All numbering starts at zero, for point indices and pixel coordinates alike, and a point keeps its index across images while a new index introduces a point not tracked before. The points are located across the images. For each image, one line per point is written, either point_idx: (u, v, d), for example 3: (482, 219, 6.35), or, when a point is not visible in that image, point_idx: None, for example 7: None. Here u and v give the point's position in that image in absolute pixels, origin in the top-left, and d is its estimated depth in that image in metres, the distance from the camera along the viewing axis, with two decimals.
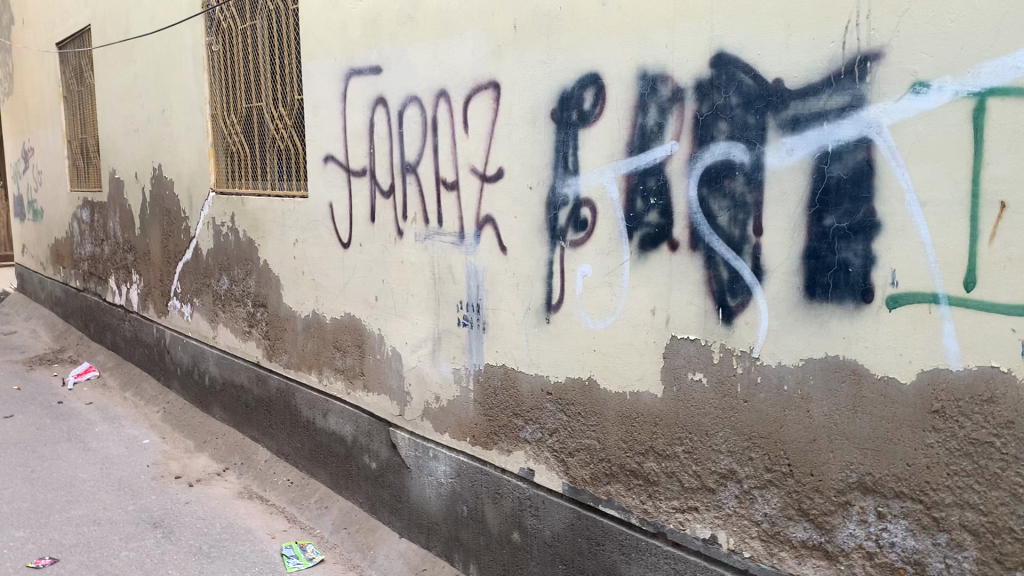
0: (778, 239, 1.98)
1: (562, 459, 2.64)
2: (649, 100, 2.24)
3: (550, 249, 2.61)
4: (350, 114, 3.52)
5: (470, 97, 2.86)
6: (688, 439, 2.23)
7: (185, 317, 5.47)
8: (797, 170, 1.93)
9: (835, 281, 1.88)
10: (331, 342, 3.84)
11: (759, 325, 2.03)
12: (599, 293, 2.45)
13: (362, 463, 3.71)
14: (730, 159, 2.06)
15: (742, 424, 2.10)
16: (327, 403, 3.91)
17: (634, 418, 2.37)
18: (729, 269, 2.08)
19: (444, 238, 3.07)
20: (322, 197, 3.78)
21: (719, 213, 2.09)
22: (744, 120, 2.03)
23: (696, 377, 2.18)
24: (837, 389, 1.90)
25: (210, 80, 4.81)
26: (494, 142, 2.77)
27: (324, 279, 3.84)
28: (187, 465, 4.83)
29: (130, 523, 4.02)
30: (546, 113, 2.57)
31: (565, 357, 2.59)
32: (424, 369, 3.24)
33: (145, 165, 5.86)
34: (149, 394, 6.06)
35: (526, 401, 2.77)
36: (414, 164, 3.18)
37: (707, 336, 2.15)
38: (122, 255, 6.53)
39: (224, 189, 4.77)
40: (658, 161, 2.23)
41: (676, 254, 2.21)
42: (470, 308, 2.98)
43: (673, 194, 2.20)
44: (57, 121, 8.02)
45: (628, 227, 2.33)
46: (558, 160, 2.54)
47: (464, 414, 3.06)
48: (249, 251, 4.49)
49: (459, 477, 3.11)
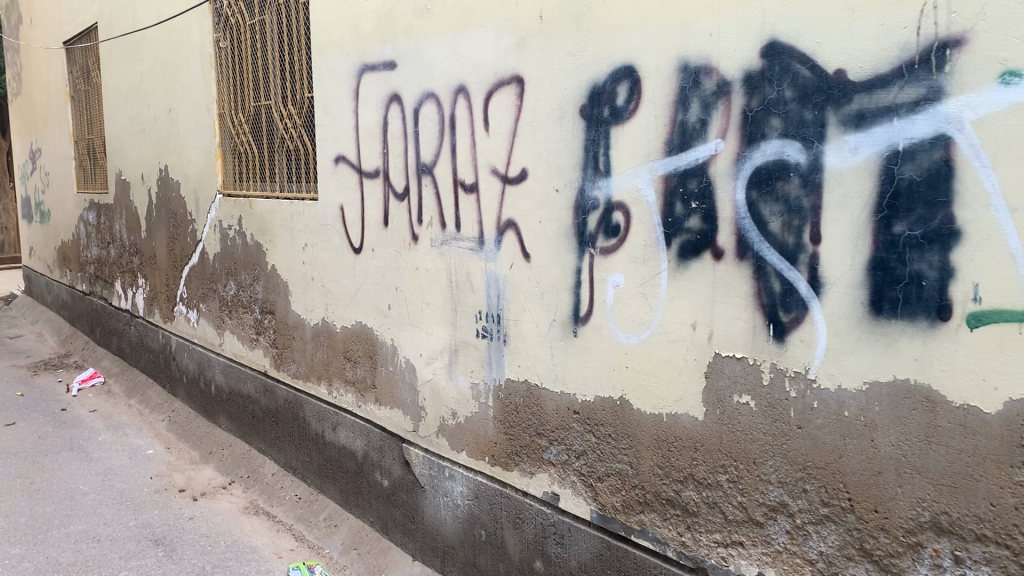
0: (838, 248, 1.78)
1: (590, 484, 2.45)
2: (691, 94, 2.04)
3: (578, 257, 2.41)
4: (363, 112, 3.34)
5: (492, 93, 2.66)
6: (733, 467, 2.03)
7: (192, 323, 5.30)
8: (862, 171, 1.72)
9: (906, 296, 1.67)
10: (342, 352, 3.65)
11: (816, 343, 1.83)
12: (632, 305, 2.25)
13: (374, 481, 3.52)
14: (783, 158, 1.86)
15: (795, 452, 1.89)
16: (337, 416, 3.72)
17: (671, 442, 2.18)
18: (782, 281, 1.88)
19: (462, 244, 2.87)
20: (333, 200, 3.59)
21: (770, 219, 1.90)
22: (801, 116, 1.83)
23: (743, 399, 1.99)
24: (907, 417, 1.69)
25: (218, 78, 4.63)
26: (518, 141, 2.58)
27: (334, 286, 3.65)
28: (192, 477, 4.65)
29: (130, 540, 3.84)
30: (574, 108, 2.37)
31: (594, 373, 2.40)
32: (440, 384, 3.04)
33: (151, 166, 5.69)
34: (155, 401, 5.88)
35: (550, 420, 2.57)
36: (430, 165, 2.99)
37: (756, 355, 1.95)
38: (128, 258, 6.37)
39: (231, 191, 4.58)
40: (701, 161, 2.03)
41: (721, 263, 2.01)
42: (489, 319, 2.78)
43: (717, 197, 2.00)
44: (64, 121, 7.88)
45: (665, 233, 2.13)
46: (588, 160, 2.34)
47: (482, 432, 2.86)
48: (257, 256, 4.31)
49: (477, 499, 2.91)
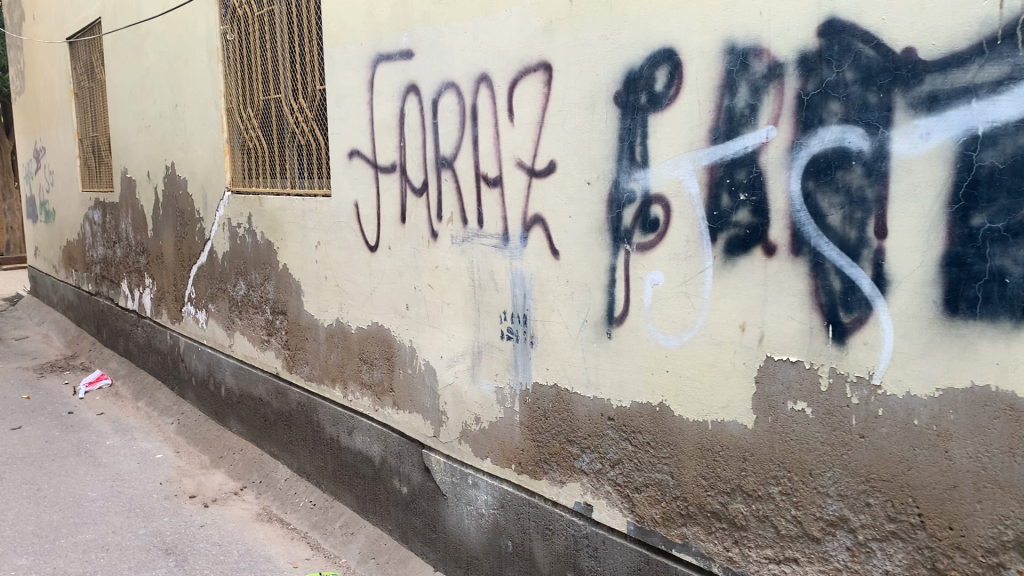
0: (907, 244, 1.63)
1: (626, 495, 2.31)
2: (739, 78, 1.90)
3: (612, 253, 2.27)
4: (378, 104, 3.20)
5: (517, 81, 2.52)
6: (787, 478, 1.89)
7: (200, 325, 5.17)
8: (934, 158, 1.58)
9: (986, 294, 1.53)
10: (357, 354, 3.51)
11: (881, 346, 1.69)
12: (672, 305, 2.11)
13: (392, 488, 3.39)
14: (844, 145, 1.72)
15: (857, 464, 1.75)
16: (353, 420, 3.59)
17: (717, 451, 2.04)
18: (843, 278, 1.74)
19: (485, 240, 2.73)
20: (347, 196, 3.45)
21: (829, 211, 1.75)
22: (863, 99, 1.68)
23: (798, 407, 1.85)
24: (987, 427, 1.55)
25: (225, 72, 4.50)
26: (545, 132, 2.44)
27: (349, 285, 3.52)
28: (203, 483, 4.52)
29: (141, 550, 3.71)
30: (608, 96, 2.23)
31: (630, 377, 2.26)
32: (462, 387, 2.91)
33: (157, 164, 5.57)
34: (163, 404, 5.76)
35: (582, 426, 2.43)
36: (450, 158, 2.85)
37: (812, 359, 1.81)
38: (135, 258, 6.24)
39: (240, 188, 4.45)
40: (750, 150, 1.89)
41: (773, 260, 1.87)
42: (515, 319, 2.64)
43: (770, 188, 1.87)
44: (68, 119, 7.76)
45: (711, 228, 1.99)
46: (623, 151, 2.20)
47: (508, 439, 2.72)
48: (267, 254, 4.17)
49: (503, 508, 2.78)
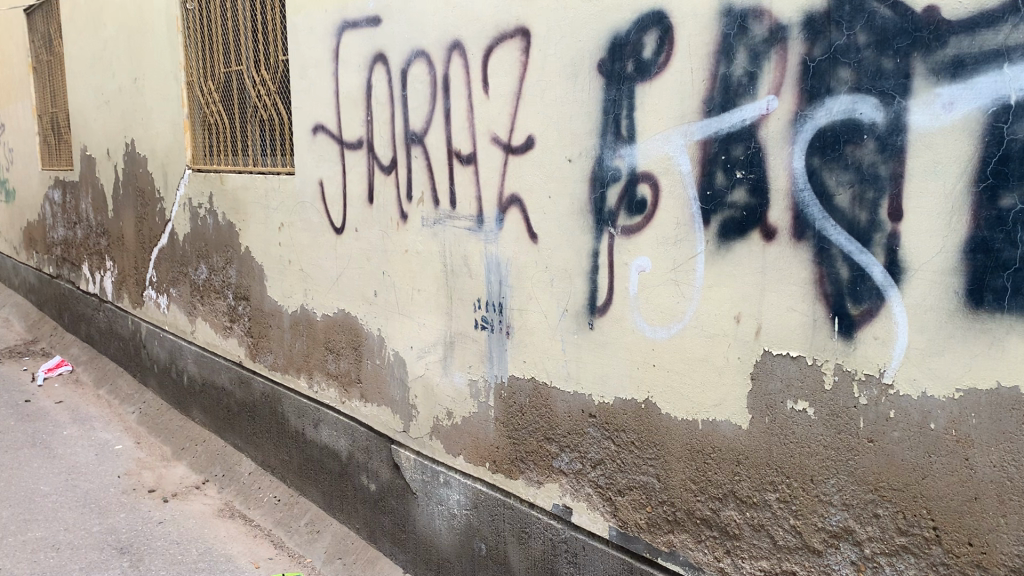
0: (926, 228, 1.46)
1: (609, 498, 2.14)
2: (736, 43, 1.72)
3: (595, 237, 2.08)
4: (344, 76, 2.98)
5: (492, 48, 2.32)
6: (786, 485, 1.72)
7: (162, 309, 4.94)
8: (959, 132, 1.40)
9: (1016, 284, 1.36)
10: (323, 342, 3.31)
11: (894, 340, 1.52)
12: (660, 293, 1.93)
13: (360, 484, 3.20)
14: (855, 118, 1.54)
15: (865, 470, 1.59)
16: (319, 412, 3.39)
17: (708, 453, 1.87)
18: (851, 266, 1.57)
19: (457, 222, 2.54)
20: (312, 174, 3.24)
21: (837, 191, 1.58)
22: (878, 65, 1.50)
23: (798, 407, 1.68)
24: (1015, 433, 1.38)
25: (185, 44, 4.25)
26: (522, 104, 2.24)
27: (314, 270, 3.31)
28: (163, 476, 4.31)
29: (93, 549, 3.50)
30: (590, 64, 2.03)
31: (613, 371, 2.08)
32: (433, 380, 2.72)
33: (117, 141, 5.30)
34: (125, 392, 5.52)
35: (562, 423, 2.26)
36: (420, 133, 2.65)
37: (816, 354, 1.64)
38: (95, 239, 5.97)
39: (201, 166, 4.21)
40: (748, 123, 1.71)
41: (772, 245, 1.69)
42: (490, 307, 2.45)
43: (769, 165, 1.69)
44: (27, 94, 7.45)
45: (703, 209, 1.81)
46: (607, 125, 2.01)
47: (482, 435, 2.54)
48: (229, 236, 3.95)
49: (476, 509, 2.60)
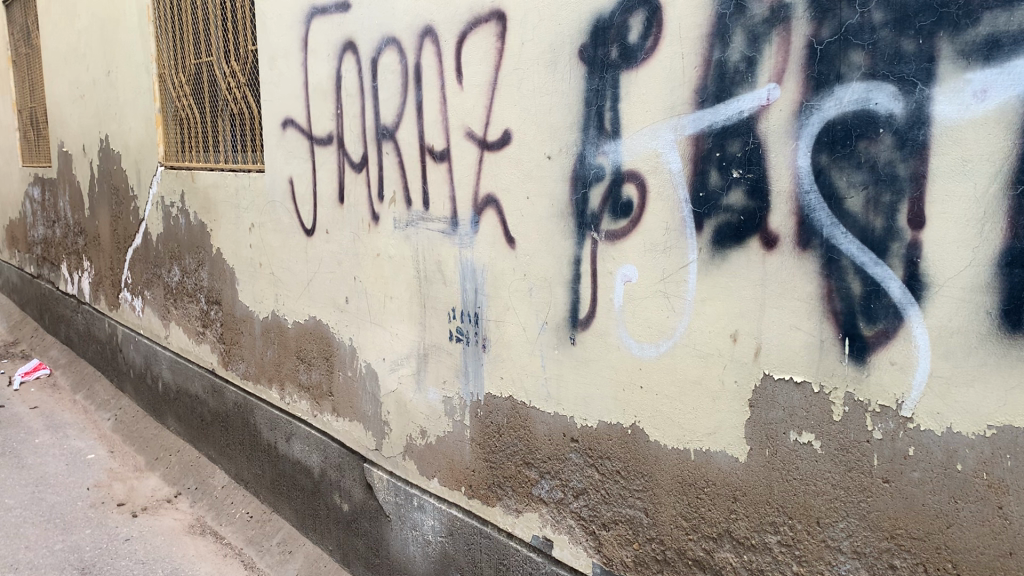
0: (952, 237, 1.25)
1: (592, 532, 1.93)
2: (733, 23, 1.51)
3: (577, 243, 1.87)
4: (313, 66, 2.77)
5: (465, 34, 2.10)
6: (789, 527, 1.52)
7: (137, 312, 4.74)
8: (993, 125, 1.20)
9: None
10: (294, 351, 3.11)
11: (915, 367, 1.31)
12: (647, 307, 1.72)
13: (332, 503, 3.00)
14: (870, 109, 1.33)
15: (879, 515, 1.38)
16: (291, 425, 3.19)
17: (702, 487, 1.66)
18: (864, 280, 1.36)
19: (430, 225, 2.33)
20: (282, 171, 3.03)
21: (848, 193, 1.37)
22: (896, 47, 1.29)
23: (802, 439, 1.47)
24: None
25: (157, 34, 4.04)
26: (498, 95, 2.03)
27: (285, 274, 3.10)
28: (135, 488, 4.11)
29: (53, 569, 3.29)
30: (571, 50, 1.82)
31: (597, 392, 1.87)
32: (406, 395, 2.51)
33: (92, 136, 5.09)
34: (102, 397, 5.32)
35: (542, 448, 2.05)
36: (391, 127, 2.44)
37: (823, 380, 1.43)
38: (72, 238, 5.77)
39: (173, 163, 4.00)
40: (746, 115, 1.50)
41: (773, 254, 1.49)
42: (465, 318, 2.25)
43: (770, 163, 1.48)
44: (8, 89, 7.24)
45: (696, 212, 1.61)
46: (590, 117, 1.80)
47: (457, 457, 2.34)
48: (201, 237, 3.75)
49: (452, 536, 2.39)
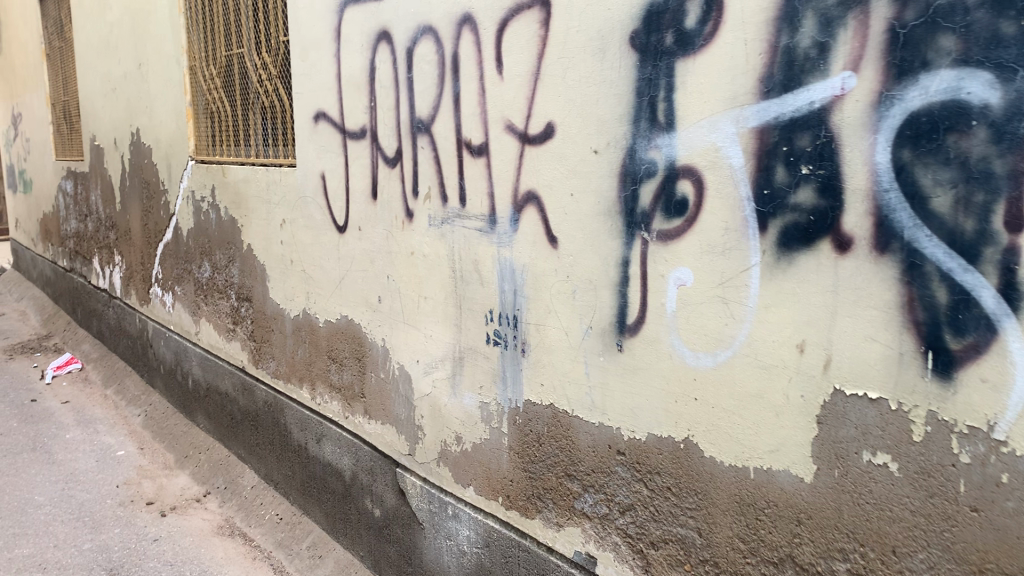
0: None
1: (639, 550, 1.82)
2: (804, 6, 1.38)
3: (625, 243, 1.75)
4: (346, 57, 2.67)
5: (507, 22, 1.99)
6: (860, 555, 1.39)
7: (167, 308, 4.69)
8: None
9: None
10: (325, 351, 3.02)
11: (1010, 386, 1.18)
12: (703, 313, 1.60)
13: (364, 508, 2.91)
14: (962, 99, 1.20)
15: (966, 547, 1.25)
16: (322, 426, 3.11)
17: (761, 508, 1.54)
18: (952, 288, 1.23)
19: (467, 222, 2.23)
20: (313, 166, 2.94)
21: (934, 192, 1.24)
22: (993, 30, 1.16)
23: (877, 460, 1.34)
24: None
25: (187, 26, 3.97)
26: (542, 86, 1.92)
27: (317, 272, 3.01)
28: (164, 487, 4.06)
29: (81, 569, 3.24)
30: (621, 37, 1.70)
31: (646, 403, 1.75)
32: (441, 400, 2.41)
33: (124, 130, 5.05)
34: (132, 393, 5.29)
35: (585, 459, 1.94)
36: (427, 120, 2.33)
37: (902, 397, 1.30)
38: (104, 233, 5.74)
39: (204, 157, 3.93)
40: (818, 106, 1.38)
41: (847, 258, 1.36)
42: (504, 320, 2.14)
43: (844, 158, 1.35)
44: (42, 82, 7.25)
45: (759, 211, 1.48)
46: (641, 108, 1.68)
47: (494, 466, 2.23)
48: (231, 232, 3.68)
49: (487, 548, 2.29)
